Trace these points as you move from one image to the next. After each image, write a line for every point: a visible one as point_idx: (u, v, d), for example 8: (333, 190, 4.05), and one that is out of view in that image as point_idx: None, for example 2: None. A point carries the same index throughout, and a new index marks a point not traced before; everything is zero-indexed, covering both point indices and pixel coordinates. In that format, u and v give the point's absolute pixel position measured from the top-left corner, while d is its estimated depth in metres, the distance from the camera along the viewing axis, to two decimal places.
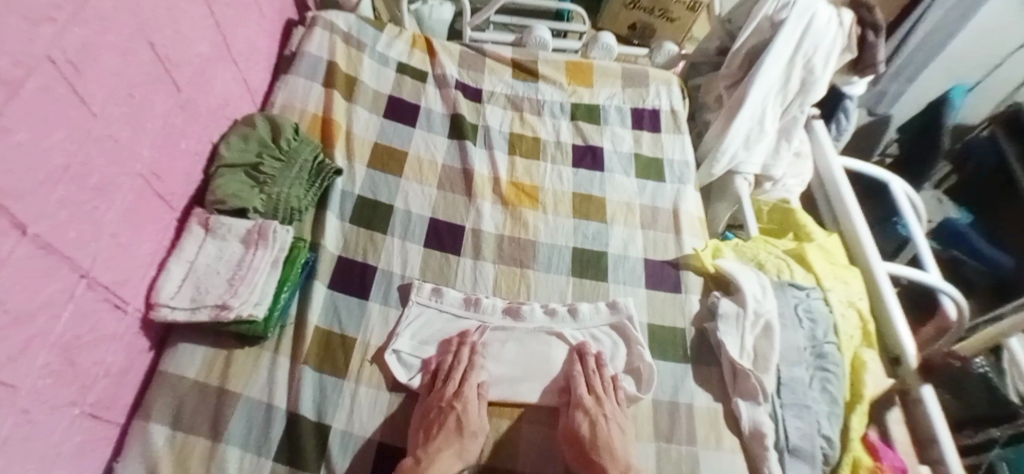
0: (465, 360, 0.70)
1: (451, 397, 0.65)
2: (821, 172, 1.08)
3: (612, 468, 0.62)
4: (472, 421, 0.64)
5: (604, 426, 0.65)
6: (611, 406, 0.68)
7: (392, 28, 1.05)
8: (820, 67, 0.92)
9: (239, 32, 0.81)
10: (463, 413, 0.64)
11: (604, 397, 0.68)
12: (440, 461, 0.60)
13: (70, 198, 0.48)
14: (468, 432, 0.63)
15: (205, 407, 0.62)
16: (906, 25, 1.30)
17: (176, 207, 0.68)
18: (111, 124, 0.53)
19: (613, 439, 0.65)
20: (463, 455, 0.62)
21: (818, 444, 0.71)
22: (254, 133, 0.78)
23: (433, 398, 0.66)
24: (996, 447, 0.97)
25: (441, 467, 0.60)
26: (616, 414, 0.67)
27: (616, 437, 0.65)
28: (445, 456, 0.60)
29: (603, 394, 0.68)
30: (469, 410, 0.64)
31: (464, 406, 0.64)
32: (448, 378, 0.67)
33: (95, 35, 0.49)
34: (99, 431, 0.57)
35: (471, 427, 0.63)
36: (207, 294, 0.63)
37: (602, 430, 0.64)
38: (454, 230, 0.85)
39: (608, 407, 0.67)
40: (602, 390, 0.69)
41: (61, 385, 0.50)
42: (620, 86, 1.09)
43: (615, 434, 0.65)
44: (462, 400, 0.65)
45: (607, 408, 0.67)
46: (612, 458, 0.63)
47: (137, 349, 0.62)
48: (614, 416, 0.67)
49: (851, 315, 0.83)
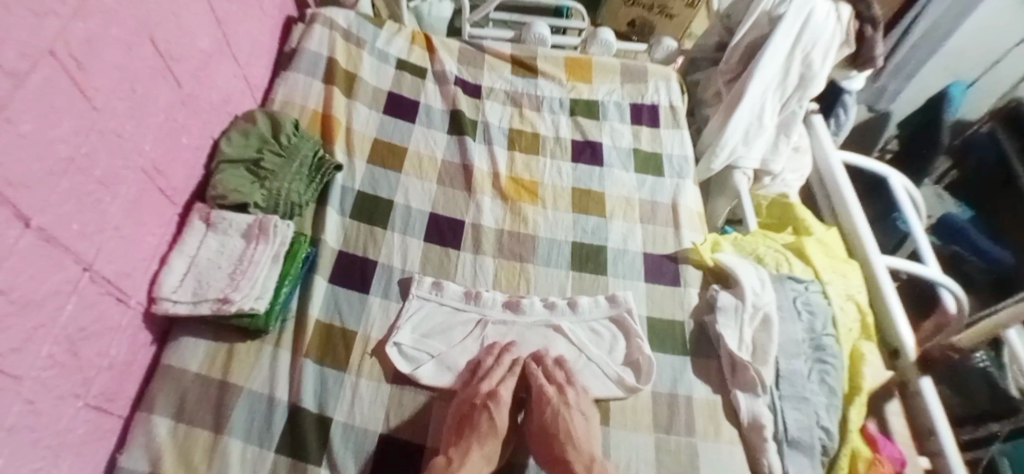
0: (505, 363, 0.70)
1: (488, 397, 0.66)
2: (820, 166, 1.08)
3: (575, 459, 0.62)
4: (501, 423, 0.65)
5: (567, 414, 0.65)
6: (575, 395, 0.68)
7: (391, 25, 1.05)
8: (819, 61, 0.92)
9: (240, 28, 0.82)
10: (494, 413, 0.65)
11: (568, 387, 0.68)
12: (469, 460, 0.60)
13: (74, 191, 0.49)
14: (499, 432, 0.65)
15: (208, 399, 0.62)
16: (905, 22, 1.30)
17: (177, 202, 0.68)
18: (114, 118, 0.54)
19: (575, 425, 0.64)
20: (490, 458, 0.63)
21: (816, 435, 0.72)
22: (255, 129, 0.79)
23: (467, 395, 0.66)
24: (996, 442, 0.96)
25: (472, 467, 0.60)
26: (580, 403, 0.67)
27: (580, 425, 0.65)
28: (473, 456, 0.60)
29: (564, 384, 0.68)
30: (501, 411, 0.66)
31: (496, 408, 0.65)
32: (484, 377, 0.68)
33: (98, 29, 0.49)
34: (103, 422, 0.57)
35: (500, 426, 0.65)
36: (209, 287, 0.64)
37: (565, 419, 0.65)
38: (454, 224, 0.85)
39: (572, 396, 0.67)
40: (564, 380, 0.69)
41: (65, 376, 0.50)
42: (619, 82, 1.09)
43: (579, 422, 0.65)
44: (496, 401, 0.66)
45: (571, 398, 0.67)
46: (578, 446, 0.63)
47: (140, 341, 0.62)
48: (578, 404, 0.67)
49: (849, 308, 0.83)
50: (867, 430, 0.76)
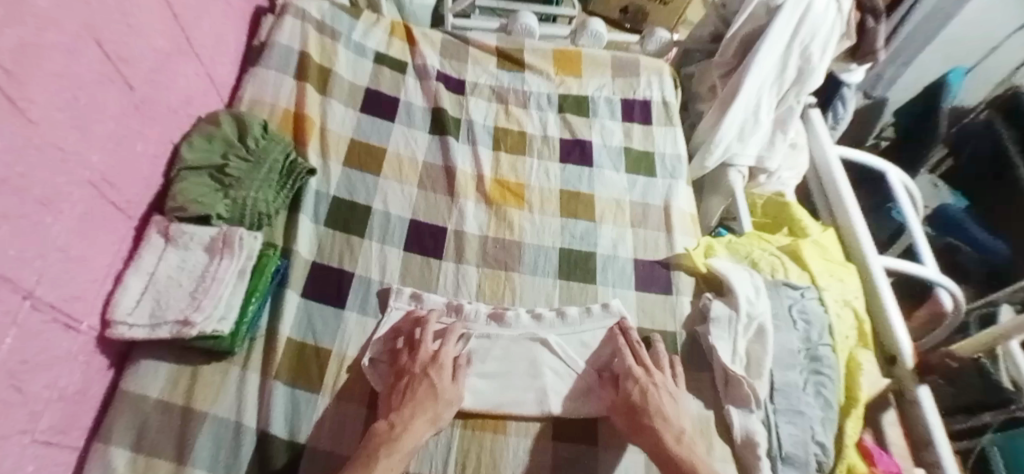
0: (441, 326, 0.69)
1: (428, 362, 0.64)
2: (818, 163, 1.04)
3: (664, 430, 0.61)
4: (443, 386, 0.62)
5: (655, 393, 0.64)
6: (662, 378, 0.67)
7: (369, 15, 0.99)
8: (819, 55, 0.88)
9: (201, 22, 0.76)
10: (436, 379, 0.63)
11: (652, 368, 0.67)
12: (413, 427, 0.58)
13: (11, 214, 0.44)
14: (443, 398, 0.61)
15: (170, 428, 0.58)
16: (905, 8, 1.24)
17: (133, 215, 0.64)
18: (55, 130, 0.49)
19: (664, 404, 0.64)
20: (438, 421, 0.60)
21: (812, 451, 0.69)
22: (219, 131, 0.73)
23: (403, 367, 0.64)
24: (989, 431, 0.95)
25: (416, 433, 0.58)
26: (667, 384, 0.66)
27: (669, 405, 0.64)
28: (416, 427, 0.58)
29: (651, 367, 0.67)
30: (443, 379, 0.63)
31: (438, 373, 0.63)
32: (416, 347, 0.66)
33: (34, 35, 0.44)
34: (55, 457, 0.53)
35: (446, 394, 0.62)
36: (168, 309, 0.60)
37: (654, 397, 0.64)
38: (436, 231, 0.81)
39: (659, 377, 0.67)
40: (650, 361, 0.68)
41: (8, 414, 0.46)
42: (610, 75, 1.04)
43: (664, 397, 0.64)
44: (437, 366, 0.64)
45: (657, 379, 0.66)
46: (661, 416, 0.62)
47: (94, 368, 0.58)
48: (665, 385, 0.66)
49: (846, 315, 0.80)
50: (863, 442, 0.74)
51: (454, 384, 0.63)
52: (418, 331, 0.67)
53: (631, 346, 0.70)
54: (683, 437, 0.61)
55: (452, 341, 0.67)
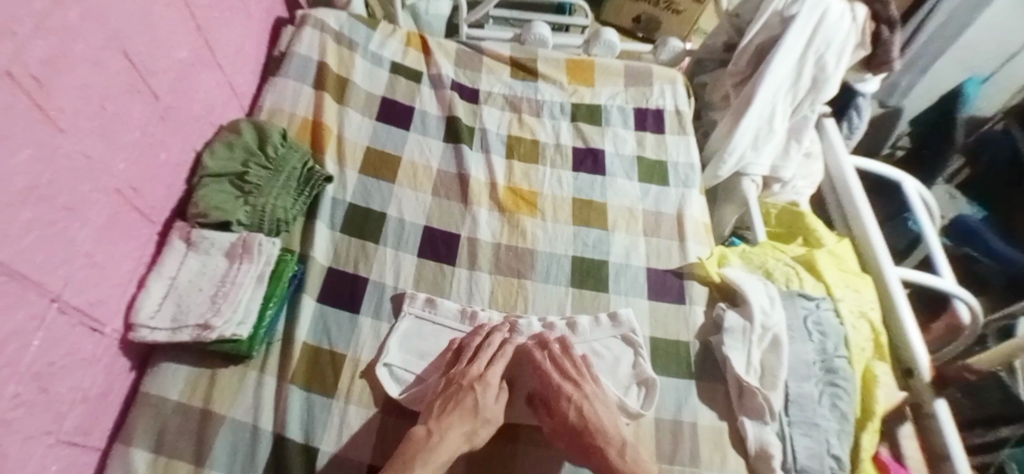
0: (495, 344, 0.69)
1: (475, 377, 0.64)
2: (833, 172, 1.03)
3: (607, 446, 0.61)
4: (488, 405, 0.63)
5: (589, 407, 0.64)
6: (592, 391, 0.66)
7: (385, 25, 1.01)
8: (833, 64, 0.87)
9: (223, 33, 0.78)
10: (481, 396, 0.63)
11: (576, 381, 0.66)
12: (445, 442, 0.58)
13: (38, 220, 0.45)
14: (483, 416, 0.62)
15: (189, 430, 0.59)
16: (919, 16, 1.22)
17: (157, 221, 0.65)
18: (82, 139, 0.50)
19: (601, 417, 0.63)
20: (472, 439, 0.61)
21: (827, 464, 0.68)
22: (240, 140, 0.75)
23: (454, 376, 0.65)
24: (1008, 445, 0.94)
25: (449, 444, 0.59)
26: (600, 397, 0.66)
27: (604, 411, 0.64)
28: (451, 437, 0.59)
29: (579, 380, 0.66)
30: (487, 395, 0.64)
31: (484, 389, 0.64)
32: (475, 359, 0.67)
33: (61, 47, 0.46)
34: (79, 457, 0.55)
35: (485, 412, 0.62)
36: (189, 313, 0.61)
37: (590, 413, 0.63)
38: (449, 239, 0.82)
39: (588, 389, 0.66)
40: (576, 375, 0.67)
41: (33, 415, 0.47)
42: (623, 84, 1.05)
43: (602, 412, 0.64)
44: (483, 383, 0.64)
45: (587, 390, 0.65)
46: (605, 434, 0.62)
47: (118, 370, 0.60)
48: (598, 396, 0.66)
49: (862, 327, 0.79)
50: (879, 455, 0.74)
51: (497, 402, 0.64)
52: (477, 344, 0.68)
53: (556, 357, 0.68)
54: (627, 451, 0.61)
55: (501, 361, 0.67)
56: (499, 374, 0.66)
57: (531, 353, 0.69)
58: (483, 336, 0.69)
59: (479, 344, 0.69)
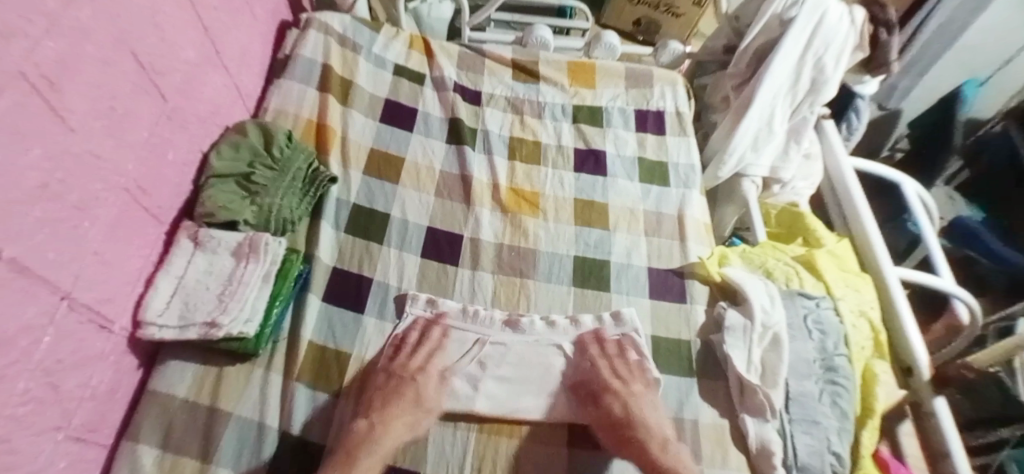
0: (434, 338, 0.71)
1: (414, 371, 0.66)
2: (832, 173, 1.04)
3: (648, 439, 0.64)
4: (427, 393, 0.65)
5: (636, 404, 0.67)
6: (639, 389, 0.69)
7: (389, 28, 1.02)
8: (832, 66, 0.88)
9: (229, 36, 0.79)
10: (422, 385, 0.65)
11: (626, 377, 0.70)
12: (391, 432, 0.61)
13: (48, 218, 0.46)
14: (424, 406, 0.64)
15: (196, 427, 0.60)
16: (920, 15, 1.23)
17: (164, 220, 0.66)
18: (92, 139, 0.51)
19: (646, 413, 0.67)
20: (416, 427, 0.63)
21: (828, 461, 0.69)
22: (246, 141, 0.76)
23: (395, 368, 0.67)
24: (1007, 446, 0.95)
25: (393, 434, 0.61)
26: (648, 395, 0.69)
27: (651, 415, 0.67)
28: (394, 430, 0.61)
29: (628, 377, 0.70)
30: (428, 386, 0.66)
31: (425, 380, 0.66)
32: (415, 351, 0.69)
33: (72, 48, 0.47)
34: (87, 454, 0.55)
35: (428, 401, 0.65)
36: (196, 311, 0.62)
37: (635, 409, 0.67)
38: (452, 239, 0.82)
39: (636, 387, 0.69)
40: (626, 372, 0.70)
41: (43, 411, 0.48)
42: (624, 87, 1.06)
43: (647, 410, 0.67)
44: (424, 374, 0.67)
45: (632, 389, 0.68)
46: (644, 428, 0.65)
47: (124, 368, 0.60)
48: (644, 394, 0.69)
49: (862, 325, 0.80)
50: (879, 452, 0.74)
51: (437, 392, 0.66)
52: (421, 339, 0.70)
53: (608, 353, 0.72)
54: (669, 445, 0.64)
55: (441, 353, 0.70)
56: (439, 366, 0.69)
57: (587, 346, 0.73)
58: (422, 329, 0.71)
59: (418, 337, 0.70)
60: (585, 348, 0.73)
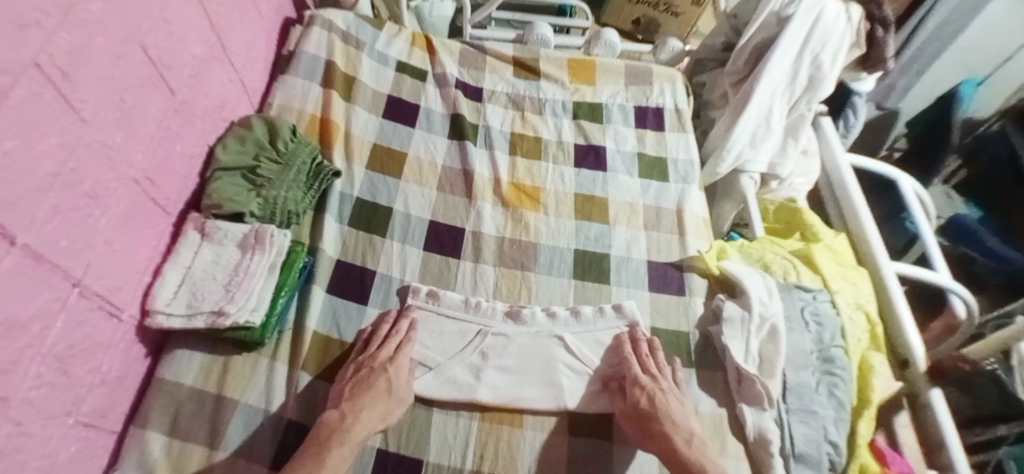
0: (403, 329, 0.70)
1: (384, 363, 0.65)
2: (829, 169, 1.05)
3: (675, 433, 0.64)
4: (399, 384, 0.65)
5: (663, 398, 0.67)
6: (667, 384, 0.69)
7: (391, 26, 1.03)
8: (829, 63, 0.90)
9: (235, 31, 0.80)
10: (393, 376, 0.65)
11: (657, 375, 0.69)
12: (361, 422, 0.60)
13: (61, 206, 0.47)
14: (396, 396, 0.64)
15: (203, 415, 0.61)
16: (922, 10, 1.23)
17: (171, 212, 0.67)
18: (103, 130, 0.52)
19: (673, 409, 0.66)
20: (386, 418, 0.62)
21: (824, 450, 0.70)
22: (251, 134, 0.77)
23: (364, 360, 0.66)
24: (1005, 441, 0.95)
25: (363, 426, 0.60)
26: (675, 391, 0.69)
27: (676, 408, 0.67)
28: (363, 422, 0.60)
29: (657, 373, 0.69)
30: (399, 377, 0.65)
31: (396, 371, 0.65)
32: (385, 342, 0.68)
33: (85, 40, 0.48)
34: (96, 440, 0.56)
35: (399, 392, 0.64)
36: (203, 300, 0.63)
37: (660, 402, 0.66)
38: (454, 232, 0.84)
39: (664, 383, 0.69)
40: (655, 369, 0.70)
41: (55, 395, 0.49)
42: (623, 83, 1.07)
43: (674, 403, 0.67)
44: (395, 364, 0.66)
45: (662, 385, 0.68)
46: (673, 423, 0.65)
47: (133, 356, 0.61)
48: (671, 391, 0.69)
49: (858, 318, 0.81)
50: (876, 442, 0.75)
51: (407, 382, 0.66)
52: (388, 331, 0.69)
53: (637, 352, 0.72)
54: (694, 440, 0.64)
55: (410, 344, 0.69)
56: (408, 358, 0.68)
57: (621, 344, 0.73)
58: (392, 323, 0.71)
59: (388, 331, 0.70)
60: (622, 348, 0.73)
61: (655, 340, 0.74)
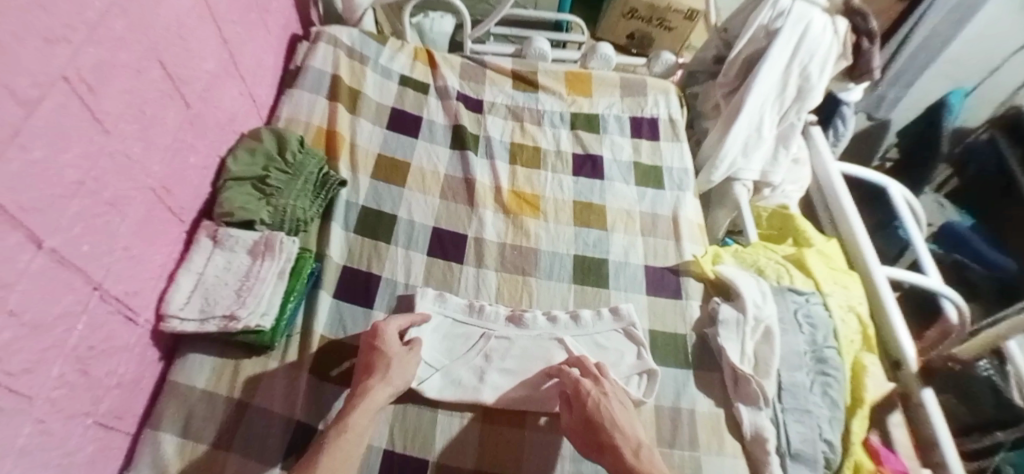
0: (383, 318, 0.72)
1: (371, 337, 0.67)
2: (820, 177, 1.08)
3: (623, 444, 0.60)
4: (394, 349, 0.66)
5: (606, 402, 0.65)
6: (610, 386, 0.67)
7: (394, 41, 1.07)
8: (816, 74, 0.93)
9: (245, 48, 0.83)
10: (382, 347, 0.66)
11: (603, 379, 0.68)
12: (369, 395, 0.61)
13: (85, 212, 0.49)
14: (394, 361, 0.65)
15: (214, 416, 0.63)
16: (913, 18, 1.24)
17: (185, 220, 0.70)
18: (123, 140, 0.54)
19: (616, 412, 0.63)
20: (393, 380, 0.63)
21: (820, 448, 0.72)
22: (261, 146, 0.80)
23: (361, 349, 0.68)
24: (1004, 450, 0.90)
25: (374, 397, 0.61)
26: (617, 393, 0.67)
27: (619, 412, 0.64)
28: (375, 389, 0.62)
29: (598, 376, 0.68)
30: (387, 345, 0.66)
31: (383, 342, 0.66)
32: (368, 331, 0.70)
33: (109, 55, 0.50)
34: (111, 441, 0.58)
35: (393, 354, 0.65)
36: (216, 304, 0.65)
37: (607, 407, 0.64)
38: (456, 238, 0.86)
39: (608, 386, 0.67)
40: (597, 372, 0.69)
41: (75, 395, 0.51)
42: (619, 95, 1.10)
43: (614, 407, 0.64)
44: (380, 337, 0.67)
45: (606, 386, 0.67)
46: (614, 425, 0.62)
47: (147, 359, 0.63)
48: (615, 393, 0.66)
49: (850, 320, 0.83)
50: (870, 442, 0.77)
51: (406, 348, 0.67)
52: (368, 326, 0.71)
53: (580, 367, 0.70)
54: (642, 451, 0.60)
55: (395, 318, 0.70)
56: (397, 327, 0.69)
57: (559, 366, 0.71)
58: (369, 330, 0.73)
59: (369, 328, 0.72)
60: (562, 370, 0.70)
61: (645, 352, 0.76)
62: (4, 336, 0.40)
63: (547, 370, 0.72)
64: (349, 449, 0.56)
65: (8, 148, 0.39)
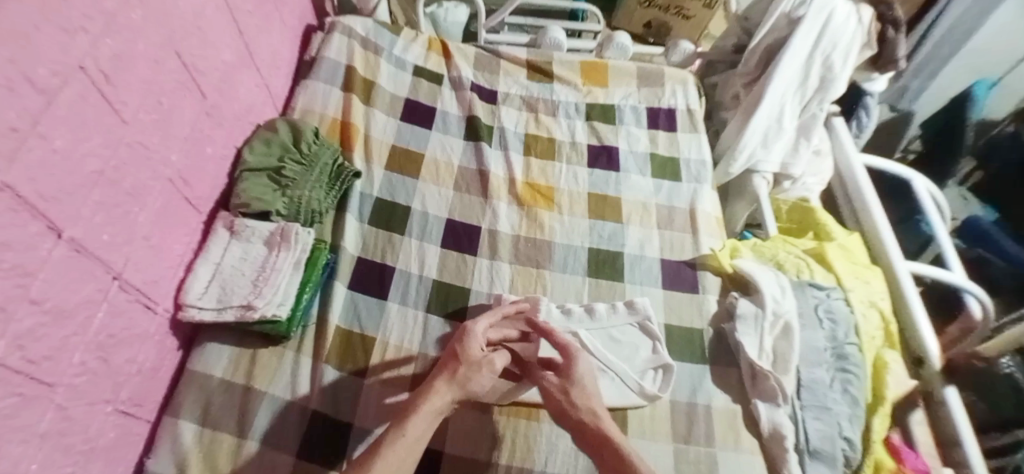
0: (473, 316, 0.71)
1: (457, 337, 0.65)
2: (841, 169, 1.05)
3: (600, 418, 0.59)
4: (471, 351, 0.64)
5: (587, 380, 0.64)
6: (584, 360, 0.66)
7: (408, 32, 1.06)
8: (840, 64, 0.90)
9: (261, 38, 0.83)
10: (466, 347, 0.64)
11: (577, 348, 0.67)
12: (435, 389, 0.60)
13: (104, 202, 0.50)
14: (473, 363, 0.63)
15: (232, 404, 0.64)
16: (935, 10, 1.23)
17: (203, 210, 0.70)
18: (142, 131, 0.55)
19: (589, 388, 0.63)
20: (466, 385, 0.61)
21: (839, 446, 0.71)
22: (276, 137, 0.80)
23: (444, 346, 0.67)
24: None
25: (438, 399, 0.59)
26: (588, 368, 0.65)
27: (590, 383, 0.64)
28: (441, 389, 0.60)
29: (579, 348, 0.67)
30: (468, 347, 0.64)
31: (467, 343, 0.64)
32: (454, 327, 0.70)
33: (127, 44, 0.51)
34: (132, 427, 0.59)
35: (474, 359, 0.63)
36: (233, 295, 0.66)
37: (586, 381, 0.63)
38: (470, 230, 0.86)
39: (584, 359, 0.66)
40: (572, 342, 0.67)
41: (96, 382, 0.51)
42: (635, 85, 1.09)
43: (588, 377, 0.64)
44: (465, 337, 0.65)
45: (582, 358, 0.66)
46: (582, 394, 0.62)
47: (167, 348, 0.64)
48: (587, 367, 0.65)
49: (872, 315, 0.81)
50: (891, 440, 0.75)
51: (485, 354, 0.64)
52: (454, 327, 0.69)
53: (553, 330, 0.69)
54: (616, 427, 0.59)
55: (482, 321, 0.68)
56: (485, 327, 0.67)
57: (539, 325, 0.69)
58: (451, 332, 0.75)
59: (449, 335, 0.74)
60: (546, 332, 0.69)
61: (660, 345, 0.76)
62: (27, 323, 0.41)
63: (531, 321, 0.70)
64: (407, 452, 0.55)
65: (28, 137, 0.39)
